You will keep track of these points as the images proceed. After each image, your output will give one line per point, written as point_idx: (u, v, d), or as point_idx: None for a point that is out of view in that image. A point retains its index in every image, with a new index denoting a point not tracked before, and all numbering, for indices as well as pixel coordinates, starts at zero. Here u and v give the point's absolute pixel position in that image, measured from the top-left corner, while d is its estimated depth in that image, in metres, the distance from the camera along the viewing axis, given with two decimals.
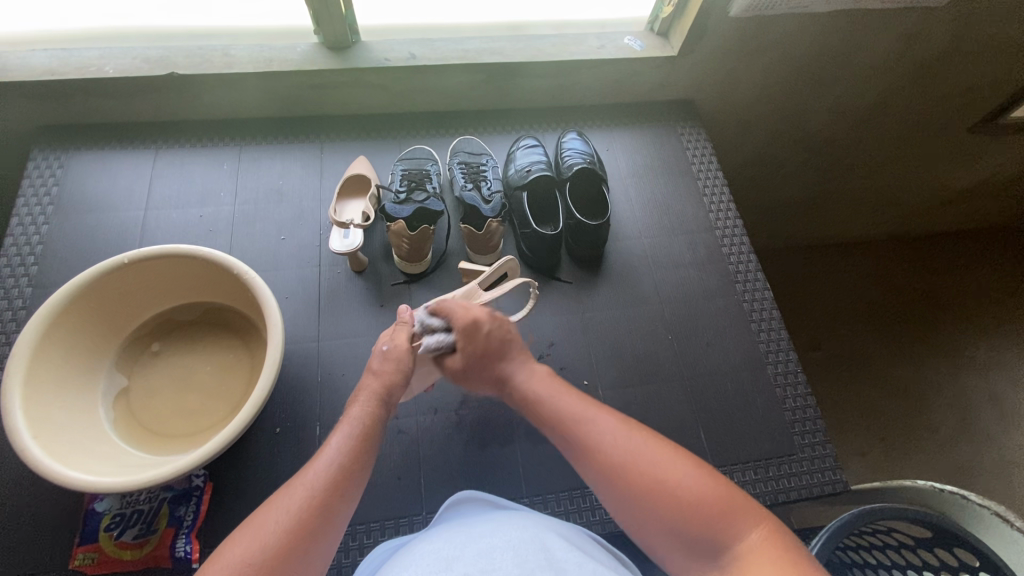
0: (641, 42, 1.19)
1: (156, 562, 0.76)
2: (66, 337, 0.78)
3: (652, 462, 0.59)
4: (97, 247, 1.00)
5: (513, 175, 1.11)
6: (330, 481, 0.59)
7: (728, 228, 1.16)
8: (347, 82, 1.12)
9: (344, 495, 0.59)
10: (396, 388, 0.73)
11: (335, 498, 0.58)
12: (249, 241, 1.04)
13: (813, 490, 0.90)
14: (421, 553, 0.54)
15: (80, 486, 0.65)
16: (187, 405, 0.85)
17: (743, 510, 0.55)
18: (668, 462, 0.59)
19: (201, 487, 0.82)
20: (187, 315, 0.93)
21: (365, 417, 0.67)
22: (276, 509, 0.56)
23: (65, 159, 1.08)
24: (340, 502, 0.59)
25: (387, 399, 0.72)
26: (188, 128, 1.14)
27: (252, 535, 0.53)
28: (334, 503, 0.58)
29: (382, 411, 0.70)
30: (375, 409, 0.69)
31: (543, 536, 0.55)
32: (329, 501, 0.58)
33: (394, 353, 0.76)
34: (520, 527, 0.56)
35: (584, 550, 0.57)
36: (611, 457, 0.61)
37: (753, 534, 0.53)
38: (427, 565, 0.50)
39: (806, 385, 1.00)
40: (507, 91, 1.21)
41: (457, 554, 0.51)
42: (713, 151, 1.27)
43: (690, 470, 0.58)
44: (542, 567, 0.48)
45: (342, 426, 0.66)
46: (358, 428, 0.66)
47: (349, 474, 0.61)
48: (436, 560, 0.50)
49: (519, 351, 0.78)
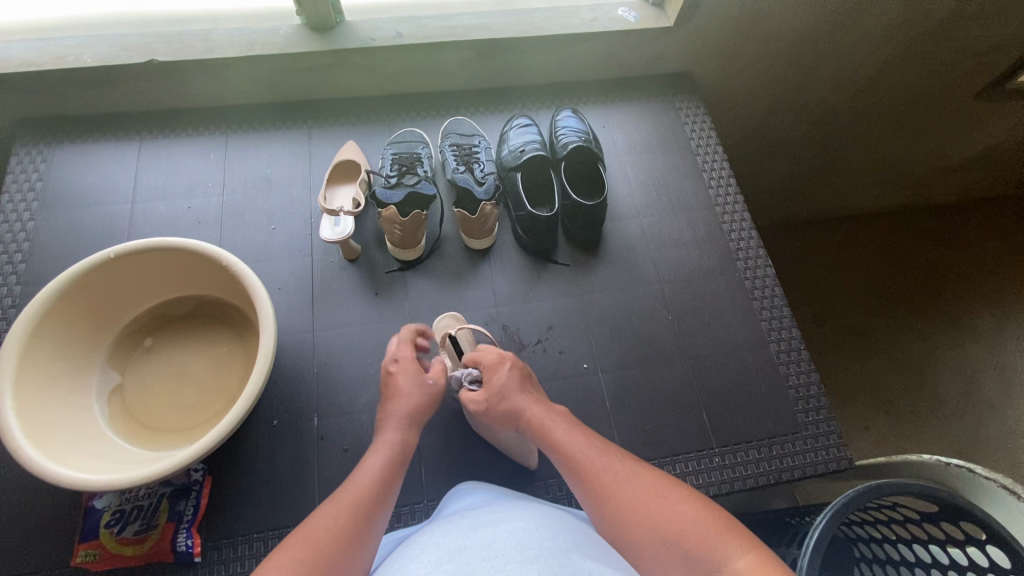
0: (635, 13, 1.15)
1: (158, 557, 0.76)
2: (58, 332, 0.77)
3: (649, 497, 0.57)
4: (84, 242, 0.98)
5: (507, 156, 1.08)
6: (369, 496, 0.60)
7: (728, 204, 1.14)
8: (333, 65, 1.09)
9: (380, 511, 0.60)
10: (419, 412, 0.73)
11: (376, 511, 0.59)
12: (239, 231, 1.02)
13: (817, 468, 0.90)
14: (422, 545, 0.52)
15: (76, 485, 0.64)
16: (182, 400, 0.84)
17: (733, 533, 0.52)
18: (663, 497, 0.57)
19: (200, 482, 0.81)
20: (178, 309, 0.91)
21: (398, 441, 0.68)
22: (325, 517, 0.56)
23: (48, 154, 1.06)
24: (379, 517, 0.59)
25: (413, 421, 0.72)
26: (173, 118, 1.11)
27: (302, 535, 0.53)
28: (374, 512, 0.59)
29: (412, 435, 0.71)
30: (407, 435, 0.70)
31: (547, 525, 0.54)
32: (370, 511, 0.59)
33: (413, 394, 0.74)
34: (523, 517, 0.55)
35: (589, 540, 0.55)
36: (611, 493, 0.59)
37: (742, 558, 0.49)
38: (431, 558, 0.48)
39: (810, 361, 0.99)
40: (498, 68, 1.17)
41: (461, 544, 0.50)
42: (712, 126, 1.24)
43: (685, 502, 0.56)
44: (548, 556, 0.48)
45: (374, 449, 0.67)
46: (390, 450, 0.67)
47: (386, 494, 0.62)
48: (441, 552, 0.49)
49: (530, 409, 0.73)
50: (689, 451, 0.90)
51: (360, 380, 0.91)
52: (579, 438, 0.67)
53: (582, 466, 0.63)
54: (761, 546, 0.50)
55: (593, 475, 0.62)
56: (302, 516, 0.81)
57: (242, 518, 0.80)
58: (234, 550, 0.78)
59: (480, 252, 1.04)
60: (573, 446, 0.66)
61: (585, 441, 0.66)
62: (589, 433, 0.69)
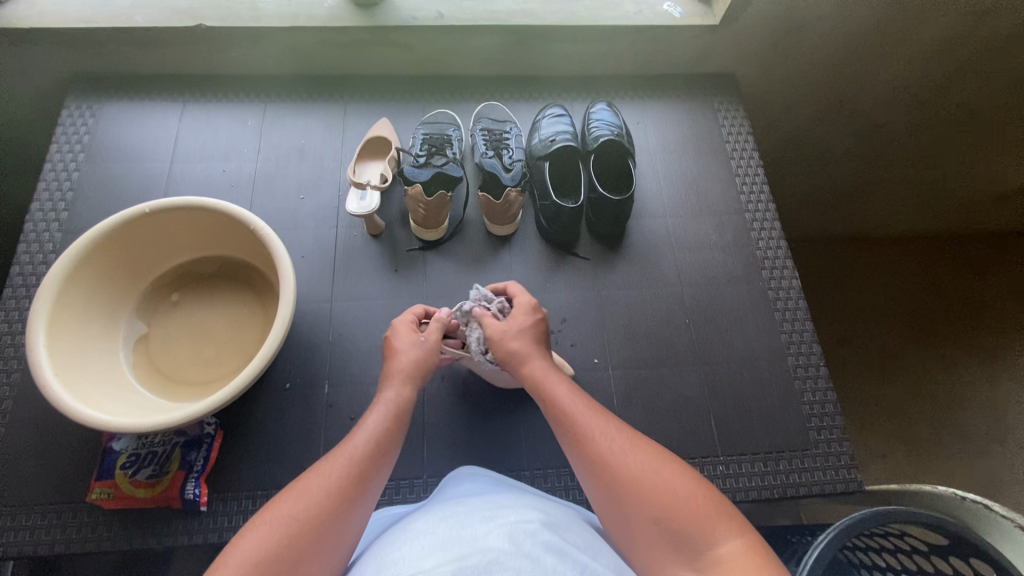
0: (681, 9, 1.13)
1: (167, 501, 0.79)
2: (92, 279, 0.81)
3: (641, 471, 0.57)
4: (123, 196, 1.02)
5: (537, 144, 1.07)
6: (364, 455, 0.60)
7: (759, 211, 1.11)
8: (374, 41, 1.10)
9: (376, 471, 0.60)
10: (422, 370, 0.73)
11: (372, 467, 0.60)
12: (270, 197, 1.04)
13: (824, 487, 0.88)
14: (415, 531, 0.53)
15: (94, 424, 0.67)
16: (202, 355, 0.87)
17: (722, 515, 0.53)
18: (655, 470, 0.57)
19: (212, 435, 0.84)
20: (205, 268, 0.94)
21: (398, 399, 0.68)
22: (320, 473, 0.57)
23: (96, 109, 1.10)
24: (376, 475, 0.60)
25: (417, 379, 0.72)
26: (215, 83, 1.14)
27: (297, 495, 0.55)
28: (370, 472, 0.59)
29: (415, 392, 0.71)
30: (408, 391, 0.70)
31: (540, 517, 0.54)
32: (367, 469, 0.59)
33: (415, 353, 0.74)
34: (517, 508, 0.55)
35: (577, 533, 0.55)
36: (604, 465, 0.59)
37: (730, 542, 0.50)
38: (425, 547, 0.49)
39: (828, 378, 0.96)
40: (536, 55, 1.17)
41: (456, 534, 0.50)
42: (750, 131, 1.21)
43: (676, 476, 0.57)
44: (541, 552, 0.48)
45: (376, 406, 0.67)
46: (393, 407, 0.67)
47: (385, 450, 0.62)
48: (435, 541, 0.49)
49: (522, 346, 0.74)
50: (693, 456, 0.89)
51: (372, 353, 0.93)
52: (575, 401, 0.66)
53: (579, 434, 0.63)
54: (751, 533, 0.51)
55: (588, 442, 0.61)
56: None
57: (247, 474, 0.83)
58: (238, 504, 0.81)
59: (502, 238, 1.04)
60: (568, 410, 0.65)
61: (581, 404, 0.66)
62: (587, 398, 0.68)
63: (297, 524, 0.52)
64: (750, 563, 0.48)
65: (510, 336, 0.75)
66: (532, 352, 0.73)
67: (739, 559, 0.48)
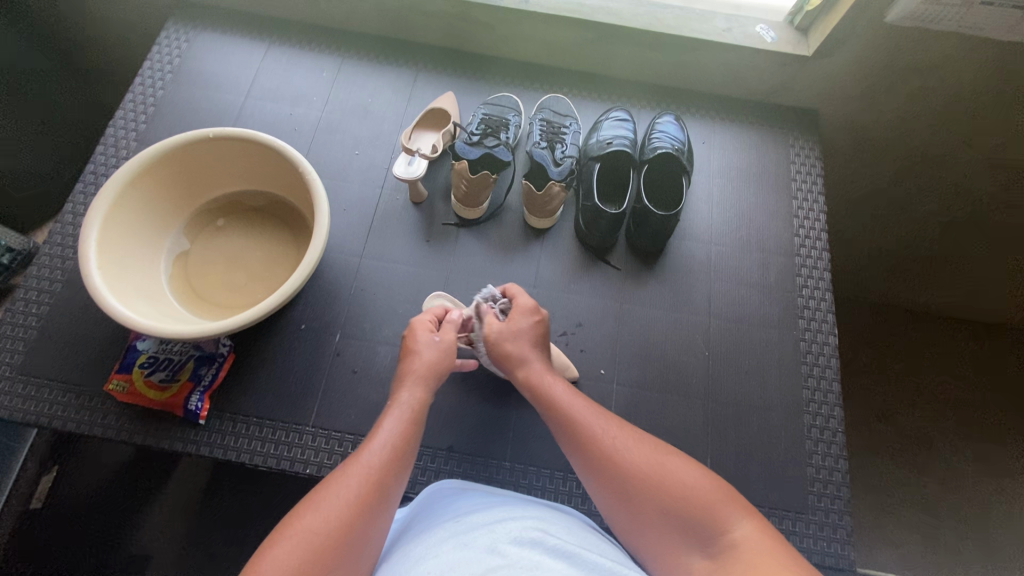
0: (774, 34, 1.08)
1: (172, 407, 0.84)
2: (150, 189, 0.87)
3: (647, 463, 0.58)
4: (197, 120, 1.09)
5: (593, 145, 1.06)
6: (382, 464, 0.60)
7: (811, 257, 1.05)
8: (456, 15, 1.12)
9: (394, 479, 0.60)
10: (440, 370, 0.74)
11: (390, 476, 0.60)
12: (326, 147, 1.08)
13: (812, 557, 0.83)
14: (423, 555, 0.52)
15: (122, 320, 0.72)
16: (232, 282, 0.92)
17: (733, 501, 0.53)
18: (663, 462, 0.58)
19: (224, 356, 0.88)
20: (252, 202, 0.98)
21: (414, 404, 0.68)
22: (339, 483, 0.57)
23: (190, 36, 1.17)
24: (394, 483, 0.60)
25: (434, 383, 0.72)
26: (301, 29, 1.19)
27: (318, 506, 0.54)
28: (388, 482, 0.59)
29: (430, 396, 0.71)
30: (424, 396, 0.70)
31: (538, 521, 0.54)
32: (385, 478, 0.59)
33: (429, 355, 0.74)
34: (515, 512, 0.56)
35: (574, 532, 0.55)
36: (611, 461, 0.59)
37: (741, 525, 0.51)
38: (437, 565, 0.49)
39: (843, 445, 0.90)
40: (613, 56, 1.15)
41: (464, 551, 0.50)
42: (822, 175, 1.14)
43: (685, 465, 0.57)
44: (549, 559, 0.48)
45: (391, 410, 0.67)
46: (409, 412, 0.67)
47: (403, 458, 0.62)
48: (446, 560, 0.49)
49: (523, 358, 0.74)
50: None
51: (387, 315, 0.95)
52: (577, 402, 0.67)
53: (583, 434, 0.63)
54: (761, 517, 0.52)
55: (592, 440, 0.62)
56: (298, 416, 0.87)
57: (246, 400, 0.87)
58: (233, 426, 0.85)
59: (537, 231, 1.04)
60: (571, 412, 0.66)
61: (582, 404, 0.67)
62: (587, 400, 0.68)
63: (321, 538, 0.52)
64: (766, 547, 0.49)
65: (513, 337, 0.75)
66: (534, 358, 0.74)
67: (754, 542, 0.49)
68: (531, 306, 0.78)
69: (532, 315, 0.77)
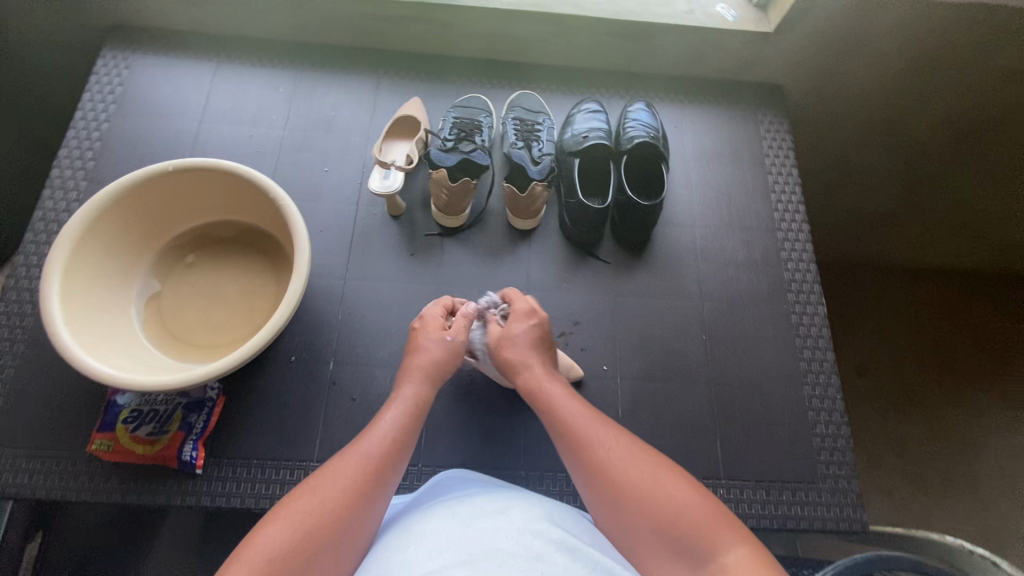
0: (734, 13, 1.09)
1: (164, 460, 0.80)
2: (110, 231, 0.81)
3: (643, 479, 0.56)
4: (150, 151, 1.02)
5: (569, 139, 1.04)
6: (380, 454, 0.58)
7: (792, 231, 1.07)
8: (414, 17, 1.08)
9: (392, 470, 0.58)
10: (444, 370, 0.72)
11: (389, 467, 0.58)
12: (294, 167, 1.04)
13: (827, 524, 0.85)
14: (419, 530, 0.51)
15: (100, 377, 0.68)
16: (211, 319, 0.87)
17: (730, 525, 0.51)
18: (658, 479, 0.56)
19: (213, 400, 0.84)
20: (221, 233, 0.93)
21: (415, 399, 0.66)
22: (334, 470, 0.55)
23: (131, 61, 1.09)
24: (391, 474, 0.58)
25: (437, 380, 0.71)
26: (251, 45, 1.13)
27: (311, 490, 0.53)
28: (386, 471, 0.57)
29: (433, 393, 0.69)
30: (426, 391, 0.68)
31: (546, 516, 0.53)
32: (383, 467, 0.57)
33: (436, 351, 0.72)
34: (525, 505, 0.54)
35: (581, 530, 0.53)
36: (607, 472, 0.58)
37: (735, 551, 0.49)
38: (433, 545, 0.48)
39: (843, 412, 0.92)
40: (578, 47, 1.13)
41: (461, 533, 0.49)
42: (792, 147, 1.16)
43: (680, 486, 0.55)
44: (552, 551, 0.47)
45: (391, 404, 0.66)
46: (409, 407, 0.65)
47: (402, 450, 0.60)
48: (443, 540, 0.48)
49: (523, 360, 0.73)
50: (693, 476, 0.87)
51: (380, 336, 0.92)
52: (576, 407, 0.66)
53: (581, 442, 0.61)
54: (757, 542, 0.50)
55: (591, 448, 0.60)
56: (300, 452, 0.83)
57: (243, 441, 0.83)
58: (232, 470, 0.81)
59: (522, 232, 1.02)
60: (570, 417, 0.64)
61: (581, 411, 0.65)
62: (587, 405, 0.67)
63: (314, 520, 0.50)
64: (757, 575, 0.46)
65: (515, 342, 0.74)
66: (536, 361, 0.73)
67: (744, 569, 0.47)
68: (531, 309, 0.77)
69: (531, 319, 0.77)
